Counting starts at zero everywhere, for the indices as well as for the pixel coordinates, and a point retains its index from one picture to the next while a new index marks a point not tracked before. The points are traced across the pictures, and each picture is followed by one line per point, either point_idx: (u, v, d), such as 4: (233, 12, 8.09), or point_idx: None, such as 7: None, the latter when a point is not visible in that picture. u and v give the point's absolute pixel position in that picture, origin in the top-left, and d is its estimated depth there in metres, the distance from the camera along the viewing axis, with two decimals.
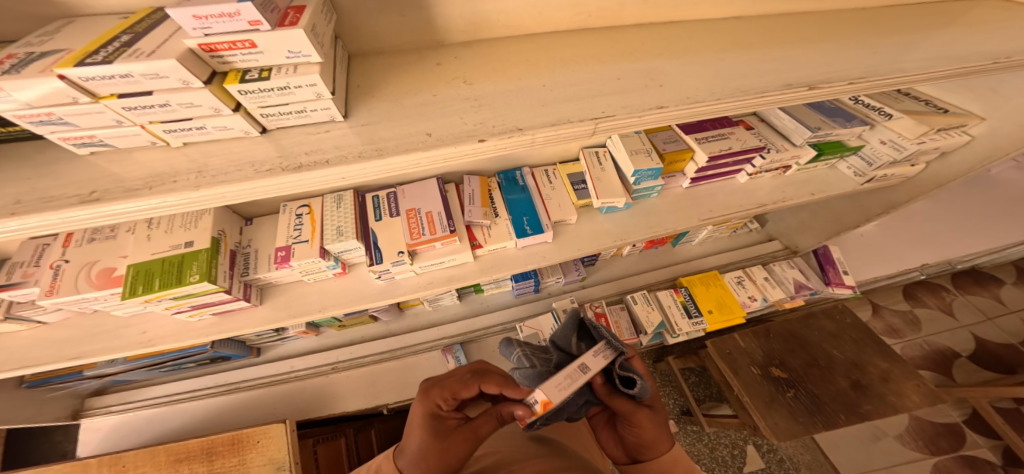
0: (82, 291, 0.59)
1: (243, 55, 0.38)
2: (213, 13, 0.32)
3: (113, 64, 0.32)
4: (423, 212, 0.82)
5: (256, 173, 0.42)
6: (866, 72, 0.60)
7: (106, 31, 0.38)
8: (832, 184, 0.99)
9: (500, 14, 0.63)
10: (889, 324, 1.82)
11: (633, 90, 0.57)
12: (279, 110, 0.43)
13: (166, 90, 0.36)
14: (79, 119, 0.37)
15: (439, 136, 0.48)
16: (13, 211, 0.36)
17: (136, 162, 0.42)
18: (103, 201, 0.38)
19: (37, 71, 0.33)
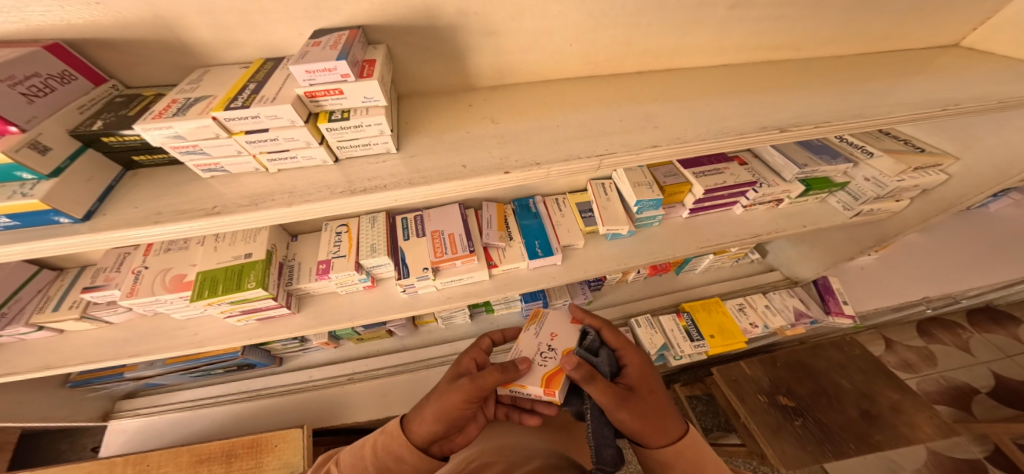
0: (157, 293, 0.68)
1: (332, 100, 0.49)
2: (318, 68, 0.44)
3: (250, 108, 0.43)
4: (446, 233, 0.92)
5: (330, 194, 0.51)
6: (834, 116, 0.69)
7: (237, 81, 0.49)
8: (822, 216, 1.07)
9: (524, 65, 0.75)
10: (903, 359, 1.83)
11: (634, 130, 0.66)
12: (351, 143, 0.54)
13: (278, 127, 0.47)
14: (214, 149, 0.48)
15: (472, 168, 0.57)
16: (157, 219, 0.48)
17: (243, 184, 0.52)
18: (222, 213, 0.48)
19: (196, 114, 0.44)
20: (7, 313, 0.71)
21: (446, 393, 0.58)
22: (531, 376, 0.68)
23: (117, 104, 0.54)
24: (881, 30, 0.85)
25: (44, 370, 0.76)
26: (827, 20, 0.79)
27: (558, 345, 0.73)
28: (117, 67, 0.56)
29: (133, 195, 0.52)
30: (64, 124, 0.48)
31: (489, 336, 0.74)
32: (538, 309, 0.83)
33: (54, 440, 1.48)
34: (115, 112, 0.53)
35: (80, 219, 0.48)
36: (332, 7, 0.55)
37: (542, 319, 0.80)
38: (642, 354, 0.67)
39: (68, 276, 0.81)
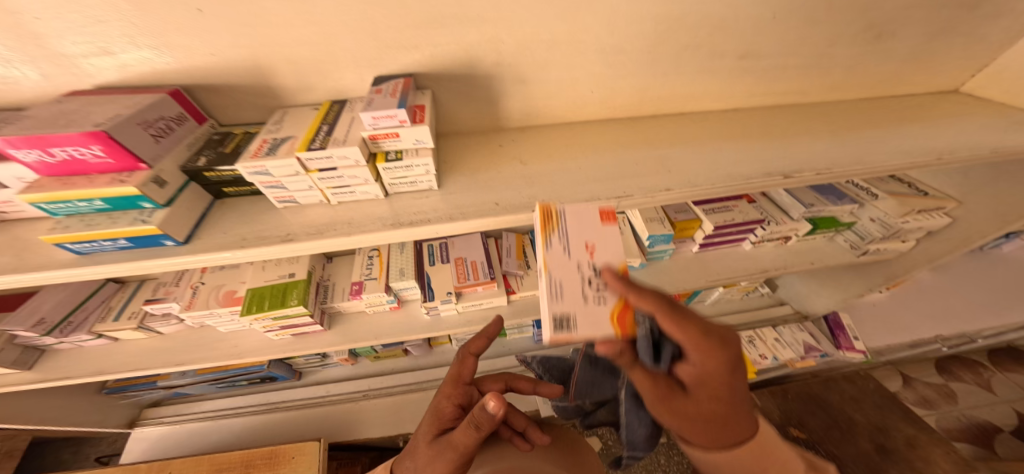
0: (212, 306, 0.81)
1: (390, 141, 0.60)
2: (382, 115, 0.55)
3: (327, 149, 0.54)
4: (469, 260, 0.99)
5: (385, 225, 0.61)
6: (832, 164, 0.74)
7: (312, 124, 0.62)
8: (830, 255, 1.10)
9: (550, 109, 0.84)
10: (922, 396, 1.76)
11: (650, 174, 0.72)
12: (400, 180, 0.64)
13: (346, 166, 0.58)
14: (292, 184, 0.59)
15: (504, 205, 0.64)
16: (242, 244, 0.56)
17: (309, 214, 0.62)
18: (296, 240, 0.58)
19: (284, 154, 0.55)
20: (73, 321, 0.82)
21: (433, 457, 0.60)
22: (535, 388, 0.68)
23: (214, 142, 0.63)
24: (880, 80, 0.91)
25: (98, 375, 0.85)
26: (825, 72, 0.87)
27: None
28: (216, 109, 0.71)
29: (224, 224, 0.60)
30: (177, 160, 0.56)
31: (469, 354, 0.67)
32: (546, 206, 0.55)
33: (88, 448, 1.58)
34: (213, 149, 0.61)
35: (181, 242, 0.55)
36: (390, 59, 0.67)
37: (562, 223, 0.54)
38: (727, 354, 0.46)
39: (128, 289, 0.90)
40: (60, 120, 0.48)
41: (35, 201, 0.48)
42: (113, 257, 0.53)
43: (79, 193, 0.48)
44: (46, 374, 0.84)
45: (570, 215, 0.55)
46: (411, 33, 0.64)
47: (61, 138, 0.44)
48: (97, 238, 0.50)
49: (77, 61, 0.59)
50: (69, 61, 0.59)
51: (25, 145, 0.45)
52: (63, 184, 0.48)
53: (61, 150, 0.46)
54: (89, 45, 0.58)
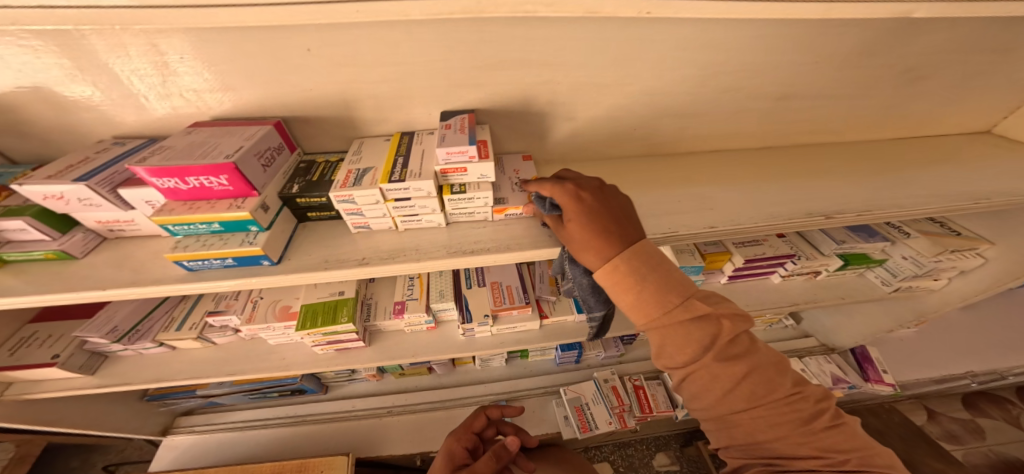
0: (270, 320, 0.87)
1: (457, 175, 0.67)
2: (455, 151, 0.63)
3: (407, 182, 0.61)
4: (503, 284, 1.03)
5: (448, 253, 0.66)
6: (868, 205, 0.78)
7: (388, 156, 0.69)
8: (861, 290, 1.13)
9: (593, 144, 0.92)
10: (948, 431, 1.72)
11: (692, 211, 0.77)
12: (461, 212, 0.71)
13: (420, 197, 0.64)
14: (370, 212, 0.65)
15: (557, 238, 0.70)
16: (326, 266, 0.61)
17: (379, 240, 0.68)
18: (372, 264, 0.63)
19: (369, 184, 0.62)
20: (140, 329, 0.88)
21: None
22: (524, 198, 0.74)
23: (302, 170, 0.69)
24: (902, 124, 0.98)
25: (157, 382, 0.90)
26: (853, 112, 0.93)
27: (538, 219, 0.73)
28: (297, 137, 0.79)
29: (306, 245, 0.65)
30: (276, 187, 0.61)
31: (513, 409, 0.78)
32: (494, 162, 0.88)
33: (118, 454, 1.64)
34: (303, 177, 0.67)
35: (275, 261, 0.60)
36: (458, 95, 0.76)
37: (501, 166, 0.85)
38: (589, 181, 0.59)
39: (190, 300, 0.96)
40: (189, 152, 0.54)
41: (163, 222, 0.54)
42: (217, 274, 0.58)
43: (202, 216, 0.53)
44: (106, 380, 0.89)
45: (506, 161, 0.86)
46: (479, 73, 0.72)
47: (196, 168, 0.50)
48: (212, 256, 0.55)
49: (203, 94, 0.67)
50: (195, 96, 0.68)
51: (163, 175, 0.51)
52: (188, 209, 0.53)
53: (192, 179, 0.52)
54: (215, 81, 0.66)
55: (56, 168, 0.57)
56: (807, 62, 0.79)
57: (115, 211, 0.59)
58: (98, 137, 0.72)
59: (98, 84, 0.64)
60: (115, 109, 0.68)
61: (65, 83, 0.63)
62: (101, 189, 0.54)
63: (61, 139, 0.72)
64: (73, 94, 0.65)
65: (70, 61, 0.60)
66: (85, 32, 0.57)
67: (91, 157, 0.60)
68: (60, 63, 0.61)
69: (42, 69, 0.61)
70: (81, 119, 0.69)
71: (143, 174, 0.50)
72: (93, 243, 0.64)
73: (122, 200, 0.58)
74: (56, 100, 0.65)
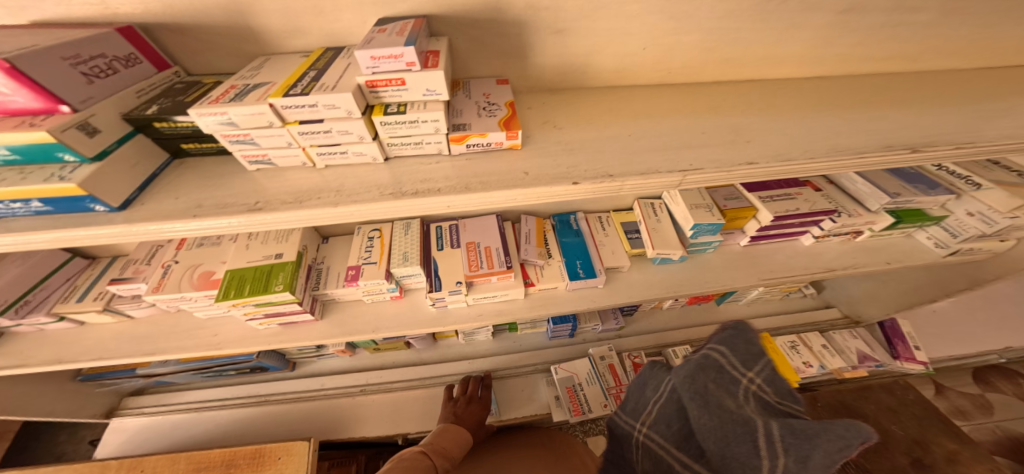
0: (183, 289, 0.70)
1: (393, 91, 0.47)
2: (383, 54, 0.43)
3: (309, 95, 0.42)
4: (482, 246, 0.85)
5: (382, 195, 0.48)
6: (972, 137, 0.58)
7: (296, 69, 0.51)
8: (912, 253, 0.94)
9: (587, 68, 0.71)
10: (956, 406, 1.57)
11: (721, 144, 0.57)
12: (402, 141, 0.51)
13: (334, 118, 0.45)
14: (265, 140, 0.47)
15: (536, 175, 0.51)
16: (195, 213, 0.44)
17: (288, 178, 0.50)
18: (264, 210, 0.45)
19: (253, 100, 0.43)
20: (31, 300, 0.72)
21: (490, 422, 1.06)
22: (483, 124, 0.54)
23: (175, 90, 0.52)
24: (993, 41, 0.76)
25: (57, 364, 0.75)
26: (940, 29, 0.70)
27: (500, 139, 0.53)
28: (180, 54, 0.58)
29: (175, 186, 0.48)
30: (119, 106, 0.45)
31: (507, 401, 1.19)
32: (458, 84, 0.70)
33: (78, 430, 1.52)
34: (171, 97, 0.50)
35: (115, 208, 0.43)
36: None
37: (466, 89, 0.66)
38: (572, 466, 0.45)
39: (99, 266, 0.80)
40: None
41: None
42: (26, 225, 0.42)
43: None
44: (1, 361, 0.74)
45: (472, 83, 0.68)
46: None
47: None
48: (3, 198, 0.39)
49: None
50: None
51: None
52: None
53: None
54: None
55: None
56: None
57: None
58: None
59: None
60: None
61: None
62: None
63: None
64: None
65: None
66: None
67: None
68: None
69: None
70: None
71: None
72: None
73: None
74: None
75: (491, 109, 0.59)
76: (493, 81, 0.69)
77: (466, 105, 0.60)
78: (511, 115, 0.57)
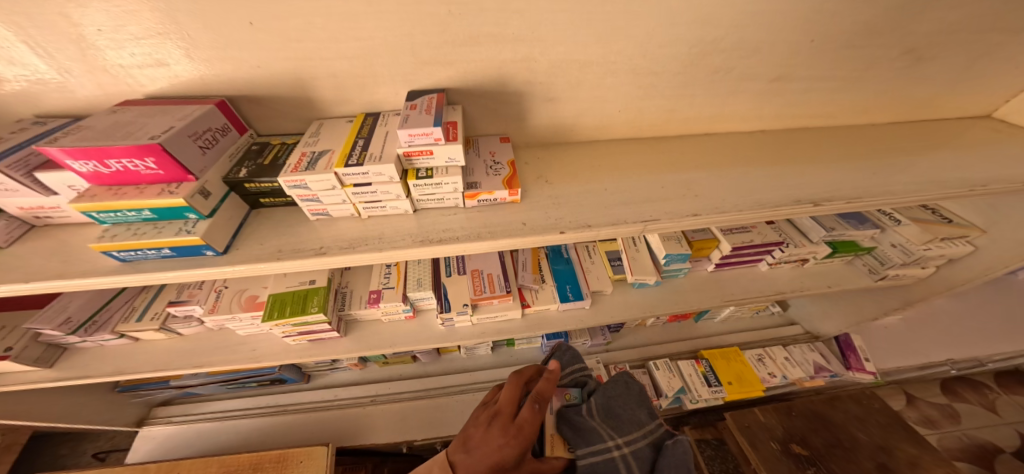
0: (234, 311, 0.84)
1: (423, 159, 0.63)
2: (418, 132, 0.58)
3: (364, 166, 0.57)
4: (485, 273, 1.00)
5: (414, 242, 0.63)
6: (863, 193, 0.76)
7: (348, 138, 0.66)
8: (847, 277, 1.12)
9: (574, 127, 0.88)
10: (925, 415, 1.67)
11: (675, 197, 0.73)
12: (429, 197, 0.67)
13: (380, 182, 0.60)
14: (327, 198, 0.62)
15: (532, 225, 0.66)
16: (278, 256, 0.59)
17: (342, 227, 0.65)
18: (329, 253, 0.60)
19: (322, 169, 0.58)
20: (97, 321, 0.84)
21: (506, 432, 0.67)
22: (491, 183, 0.69)
23: (254, 153, 0.68)
24: (898, 106, 0.94)
25: (117, 375, 0.87)
26: (849, 94, 0.89)
27: (502, 194, 0.68)
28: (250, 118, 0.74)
29: (258, 235, 0.63)
30: (220, 171, 0.61)
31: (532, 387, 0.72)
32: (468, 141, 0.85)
33: (84, 444, 1.55)
34: (253, 160, 0.66)
35: (220, 252, 0.59)
36: (425, 74, 0.71)
37: (476, 146, 0.82)
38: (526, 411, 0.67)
39: (152, 290, 0.92)
40: (118, 135, 0.53)
41: (86, 210, 0.52)
42: (154, 264, 0.57)
43: (130, 203, 0.52)
44: (65, 372, 0.86)
45: (480, 141, 0.84)
46: (448, 49, 0.67)
47: (119, 150, 0.49)
48: (144, 247, 0.54)
49: (132, 71, 0.64)
50: (126, 73, 0.64)
51: (82, 157, 0.50)
52: (115, 195, 0.52)
53: (115, 162, 0.51)
54: (146, 56, 0.63)
55: None
56: (800, 41, 0.75)
57: (36, 197, 0.58)
58: (29, 118, 0.68)
59: (16, 60, 0.60)
60: (43, 87, 0.64)
61: None
62: (14, 173, 0.54)
63: None
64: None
65: None
66: None
67: (6, 138, 0.59)
68: None
69: None
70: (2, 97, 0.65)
71: (63, 157, 0.50)
72: (18, 231, 0.62)
73: (40, 185, 0.57)
74: None
75: (495, 168, 0.74)
76: (497, 138, 0.85)
77: (475, 162, 0.76)
78: (510, 173, 0.72)
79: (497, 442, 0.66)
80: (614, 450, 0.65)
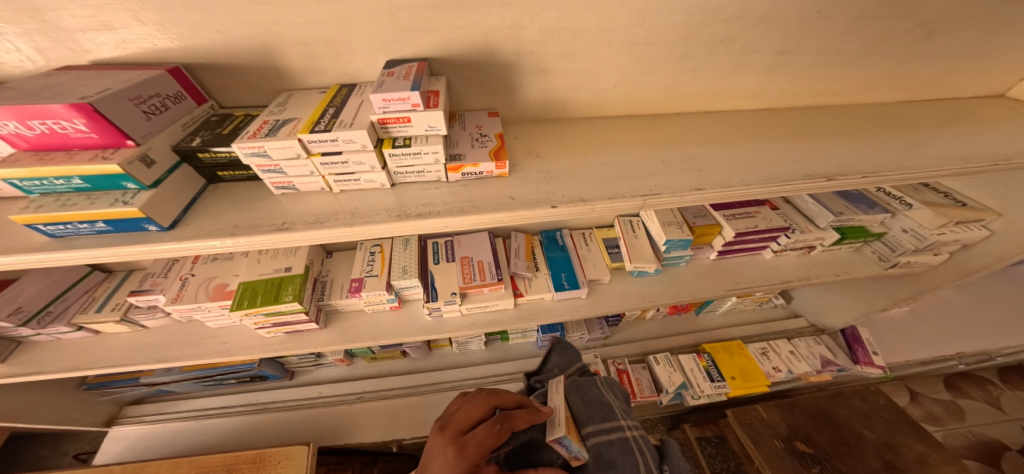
0: (200, 300, 0.77)
1: (399, 127, 0.56)
2: (394, 97, 0.52)
3: (332, 131, 0.51)
4: (475, 260, 0.94)
5: (389, 217, 0.57)
6: (879, 168, 0.70)
7: (317, 106, 0.59)
8: (856, 265, 1.07)
9: (567, 103, 0.82)
10: (929, 412, 1.63)
11: (677, 172, 0.67)
12: (407, 170, 0.60)
13: (351, 151, 0.54)
14: (291, 169, 0.55)
15: (520, 200, 0.60)
16: (234, 233, 0.53)
17: (310, 202, 0.59)
18: (292, 229, 0.54)
19: (285, 135, 0.51)
20: (52, 311, 0.77)
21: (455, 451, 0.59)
22: (476, 155, 0.63)
23: (213, 123, 0.61)
24: (913, 81, 0.89)
25: (74, 371, 0.80)
26: (860, 70, 0.84)
27: (487, 167, 0.62)
28: (215, 89, 0.68)
29: (211, 210, 0.57)
30: (170, 140, 0.54)
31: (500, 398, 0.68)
32: (453, 115, 0.79)
33: (66, 444, 1.48)
34: (211, 129, 0.60)
35: (166, 227, 0.53)
36: (404, 42, 0.65)
37: (461, 120, 0.76)
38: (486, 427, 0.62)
39: (115, 279, 0.86)
40: (45, 94, 0.46)
41: (6, 177, 0.46)
42: (89, 241, 0.51)
43: (57, 169, 0.46)
44: (18, 368, 0.79)
45: (466, 115, 0.78)
46: (428, 13, 0.61)
47: (42, 108, 0.43)
48: (75, 220, 0.48)
49: (75, 36, 0.57)
50: (66, 37, 0.58)
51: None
52: (40, 160, 0.46)
53: (37, 123, 0.44)
54: (89, 19, 0.56)
55: None
56: (811, 8, 0.70)
57: None
58: None
59: None
60: None
61: None
62: None
63: None
64: None
65: None
66: None
67: None
68: None
69: None
70: None
71: None
72: None
73: None
74: None
75: (481, 142, 0.68)
76: (484, 113, 0.79)
77: (459, 135, 0.70)
78: (497, 145, 0.66)
79: (441, 462, 0.58)
80: (626, 430, 0.71)
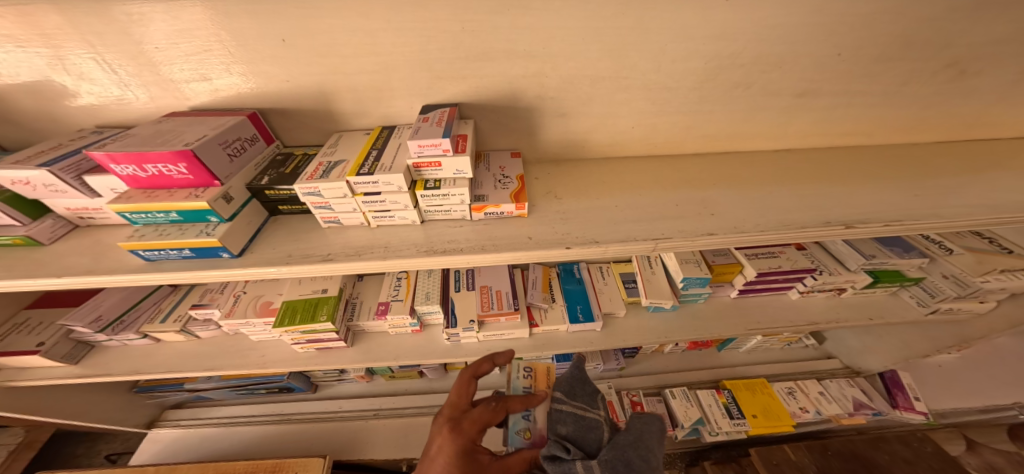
0: (249, 316, 0.85)
1: (432, 170, 0.63)
2: (428, 143, 0.58)
3: (374, 175, 0.58)
4: (494, 290, 0.98)
5: (419, 252, 0.63)
6: (903, 215, 0.69)
7: (362, 148, 0.67)
8: (892, 310, 1.02)
9: (587, 143, 0.86)
10: (990, 464, 1.40)
11: (690, 216, 0.70)
12: (436, 209, 0.67)
13: (390, 192, 0.61)
14: (339, 206, 0.63)
15: (537, 240, 0.65)
16: (289, 261, 0.61)
17: (351, 236, 0.66)
18: (335, 260, 0.61)
19: (335, 177, 0.59)
20: (125, 320, 0.89)
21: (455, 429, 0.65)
22: (499, 196, 0.68)
23: (276, 162, 0.70)
24: (944, 122, 0.87)
25: (136, 373, 0.90)
26: (887, 111, 0.83)
27: (507, 207, 0.67)
28: (279, 130, 0.78)
29: (273, 239, 0.65)
30: (245, 178, 0.64)
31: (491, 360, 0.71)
32: (480, 155, 0.86)
33: (102, 444, 1.57)
34: (275, 169, 0.69)
35: (236, 254, 0.61)
36: (441, 89, 0.73)
37: (487, 159, 0.82)
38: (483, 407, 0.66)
39: (179, 293, 0.96)
40: (157, 141, 0.57)
41: (121, 211, 0.56)
42: (174, 265, 0.60)
43: (160, 205, 0.55)
44: (89, 369, 0.89)
45: (491, 155, 0.84)
46: (462, 65, 0.69)
47: (156, 155, 0.53)
48: (168, 247, 0.58)
49: (179, 85, 0.69)
50: (172, 87, 0.70)
51: (124, 161, 0.53)
52: (149, 197, 0.56)
53: (152, 166, 0.54)
54: (192, 72, 0.68)
55: (29, 154, 0.62)
56: (827, 54, 0.72)
57: (82, 198, 0.63)
58: (86, 127, 0.75)
59: (85, 75, 0.67)
60: (103, 99, 0.71)
61: (49, 74, 0.66)
62: (65, 176, 0.58)
63: (52, 128, 0.75)
64: (64, 82, 0.68)
65: (51, 51, 0.63)
66: (56, 19, 0.59)
67: (63, 145, 0.64)
68: (40, 53, 0.63)
69: (27, 60, 0.64)
70: (65, 109, 0.72)
71: (106, 161, 0.53)
72: (63, 230, 0.67)
73: (87, 188, 0.62)
74: (50, 89, 0.68)
75: (504, 183, 0.73)
76: (508, 152, 0.85)
77: (485, 175, 0.76)
78: (518, 187, 0.71)
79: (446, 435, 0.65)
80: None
